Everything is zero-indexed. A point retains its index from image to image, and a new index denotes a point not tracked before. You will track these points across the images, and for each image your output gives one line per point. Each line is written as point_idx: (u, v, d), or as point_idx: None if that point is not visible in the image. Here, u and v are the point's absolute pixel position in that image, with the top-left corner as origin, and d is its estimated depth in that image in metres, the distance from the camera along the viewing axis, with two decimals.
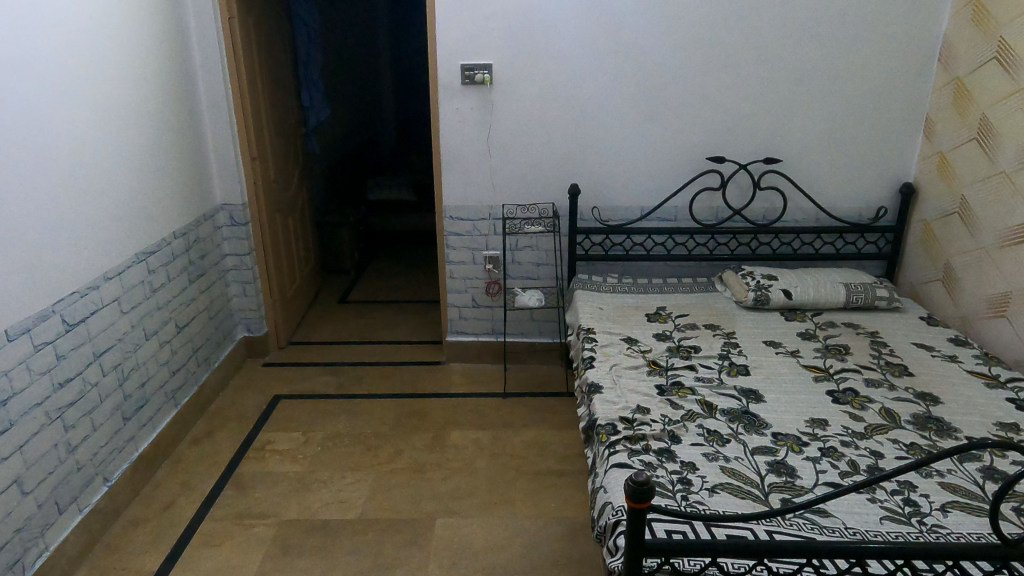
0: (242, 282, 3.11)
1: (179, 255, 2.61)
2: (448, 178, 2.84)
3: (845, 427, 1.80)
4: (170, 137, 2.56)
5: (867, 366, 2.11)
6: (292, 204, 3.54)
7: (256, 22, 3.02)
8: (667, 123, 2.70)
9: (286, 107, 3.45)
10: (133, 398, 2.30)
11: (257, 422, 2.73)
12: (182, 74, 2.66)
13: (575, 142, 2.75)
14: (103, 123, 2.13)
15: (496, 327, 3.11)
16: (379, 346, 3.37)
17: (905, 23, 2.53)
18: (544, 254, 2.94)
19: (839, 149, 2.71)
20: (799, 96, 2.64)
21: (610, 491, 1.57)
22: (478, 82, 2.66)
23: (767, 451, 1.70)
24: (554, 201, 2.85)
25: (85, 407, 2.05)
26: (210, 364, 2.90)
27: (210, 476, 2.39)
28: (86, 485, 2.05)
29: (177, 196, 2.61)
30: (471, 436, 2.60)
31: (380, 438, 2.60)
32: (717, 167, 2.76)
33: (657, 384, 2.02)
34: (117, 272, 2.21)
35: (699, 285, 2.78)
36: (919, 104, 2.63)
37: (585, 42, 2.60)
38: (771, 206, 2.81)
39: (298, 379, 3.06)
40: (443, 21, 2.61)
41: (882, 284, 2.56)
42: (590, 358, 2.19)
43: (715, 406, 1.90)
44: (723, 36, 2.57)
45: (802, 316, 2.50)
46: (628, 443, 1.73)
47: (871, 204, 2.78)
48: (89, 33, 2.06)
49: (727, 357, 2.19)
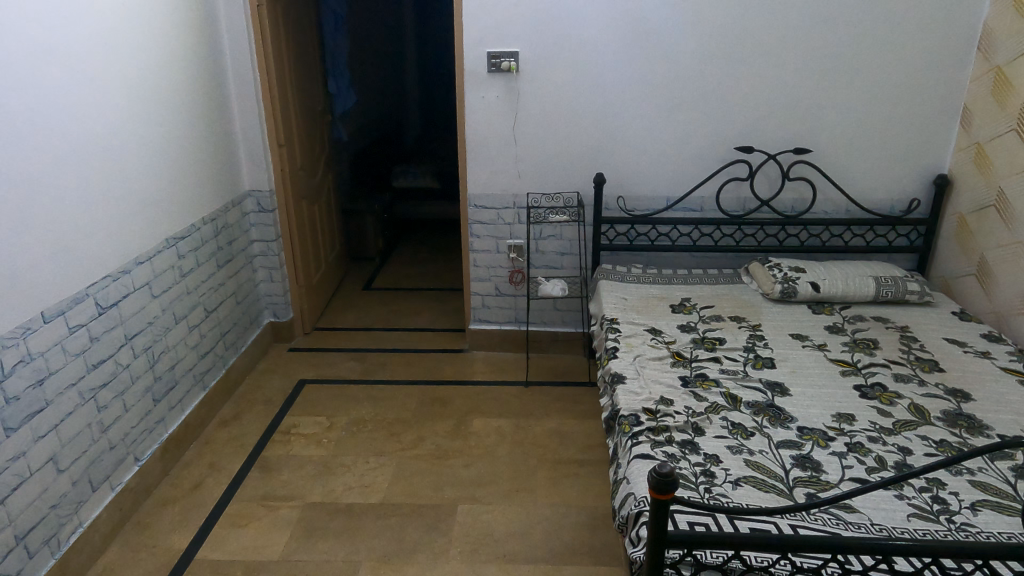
0: (269, 267, 3.15)
1: (208, 241, 2.64)
2: (474, 167, 2.84)
3: (872, 422, 1.77)
4: (199, 123, 2.59)
5: (896, 361, 2.08)
6: (318, 192, 3.57)
7: (284, 9, 3.03)
8: (694, 112, 2.67)
9: (313, 94, 3.47)
10: (163, 380, 2.35)
11: (284, 406, 2.77)
12: (212, 61, 2.69)
13: (601, 131, 2.73)
14: (135, 110, 2.17)
15: (518, 316, 3.11)
16: (403, 333, 3.40)
17: (943, 10, 2.46)
18: (568, 243, 2.93)
19: (872, 139, 2.66)
20: (832, 85, 2.59)
21: (632, 482, 1.57)
22: (505, 70, 2.64)
23: (793, 444, 1.68)
24: (579, 190, 2.83)
25: (117, 388, 2.10)
26: (238, 347, 2.95)
27: (237, 458, 2.43)
28: (118, 464, 2.10)
29: (206, 182, 2.64)
30: (493, 424, 2.62)
31: (403, 424, 2.63)
32: (745, 157, 2.72)
33: (681, 376, 2.01)
34: (148, 256, 2.25)
35: (724, 276, 2.75)
36: (956, 93, 2.56)
37: (613, 30, 2.57)
38: (800, 197, 2.76)
39: (323, 364, 3.10)
40: (470, 9, 2.60)
41: (913, 277, 2.51)
42: (613, 349, 2.19)
43: (739, 398, 1.89)
44: (754, 23, 2.53)
45: (830, 309, 2.46)
46: (651, 434, 1.73)
47: (904, 196, 2.72)
48: (122, 20, 2.09)
49: (752, 350, 2.16)
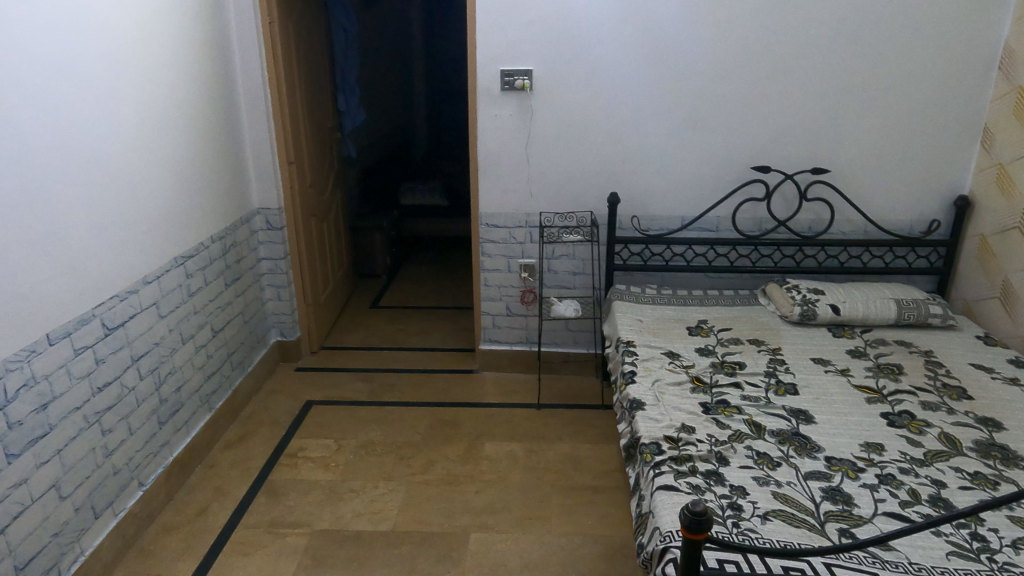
0: (276, 285, 3.11)
1: (215, 259, 2.60)
2: (485, 186, 2.81)
3: (902, 452, 1.71)
4: (208, 140, 2.56)
5: (923, 387, 2.02)
6: (327, 209, 3.54)
7: (294, 25, 3.01)
8: (710, 131, 2.63)
9: (322, 110, 3.44)
10: (169, 402, 2.30)
11: (291, 428, 2.72)
12: (222, 78, 2.67)
13: (616, 150, 2.69)
14: (144, 127, 2.14)
15: (529, 336, 3.06)
16: (411, 353, 3.34)
17: (964, 27, 2.43)
18: (582, 263, 2.88)
19: (891, 159, 2.61)
20: (849, 105, 2.56)
21: (657, 515, 1.51)
22: (518, 88, 2.62)
23: (821, 476, 1.62)
24: (593, 209, 2.79)
25: (121, 411, 2.04)
26: (244, 368, 2.90)
27: (243, 483, 2.37)
28: (122, 489, 2.05)
29: (215, 200, 2.60)
30: (505, 448, 2.56)
31: (413, 448, 2.57)
32: (762, 176, 2.68)
33: (702, 403, 1.95)
34: (156, 276, 2.21)
35: (741, 297, 2.69)
36: (977, 113, 2.53)
37: (628, 47, 2.55)
38: (818, 217, 2.71)
39: (331, 385, 3.04)
40: (484, 27, 2.58)
41: (935, 300, 2.46)
42: (631, 373, 2.13)
43: (764, 426, 1.83)
44: (772, 40, 2.50)
45: (851, 333, 2.40)
46: (673, 464, 1.67)
47: (924, 216, 2.67)
48: (132, 34, 2.07)
49: (773, 375, 2.11)
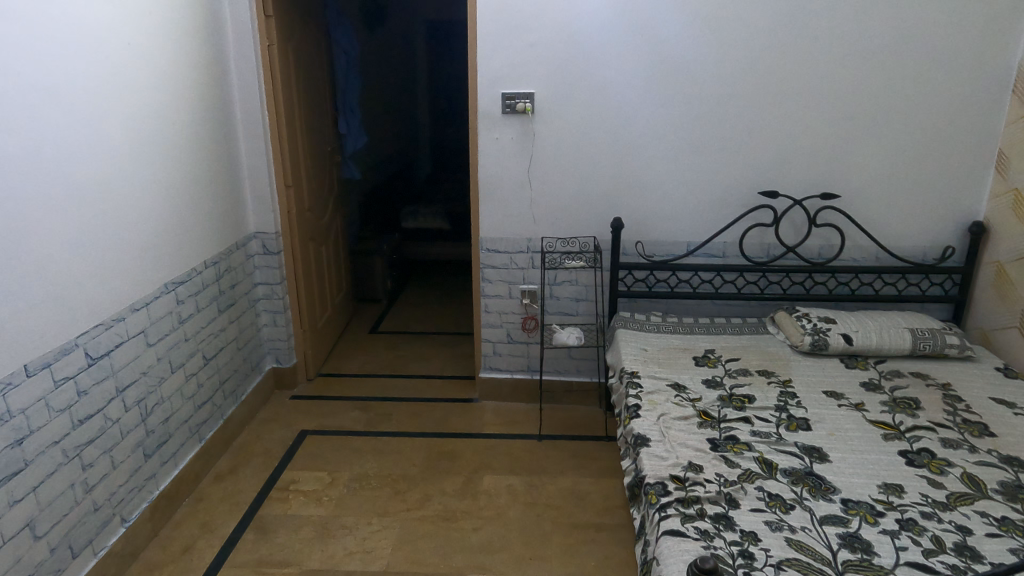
0: (272, 311, 3.04)
1: (209, 285, 2.54)
2: (486, 210, 2.75)
3: (923, 494, 1.61)
4: (204, 164, 2.51)
5: (942, 424, 1.92)
6: (325, 234, 3.48)
7: (294, 49, 2.99)
8: (715, 155, 2.57)
9: (322, 132, 3.40)
10: (156, 433, 2.22)
11: (283, 460, 2.63)
12: (220, 101, 2.62)
13: (619, 174, 2.63)
14: (135, 151, 2.09)
15: (531, 364, 2.97)
16: (410, 381, 3.26)
17: (976, 50, 2.37)
18: (585, 289, 2.81)
19: (902, 185, 2.54)
20: (859, 129, 2.49)
21: (663, 564, 1.42)
22: (520, 111, 2.56)
23: (839, 520, 1.52)
24: (596, 234, 2.72)
25: (104, 444, 1.96)
26: (237, 396, 2.82)
27: (231, 518, 2.28)
28: (103, 526, 1.96)
29: (209, 225, 2.55)
30: (504, 482, 2.46)
31: (409, 482, 2.48)
32: (770, 202, 2.61)
33: (710, 439, 1.85)
34: (145, 303, 2.14)
35: (749, 326, 2.60)
36: (990, 137, 2.46)
37: (632, 70, 2.50)
38: (828, 243, 2.63)
39: (327, 414, 2.96)
40: (485, 49, 2.54)
41: (951, 329, 2.36)
42: (635, 406, 2.04)
43: (775, 465, 1.73)
44: (779, 62, 2.45)
45: (864, 364, 2.31)
46: (680, 507, 1.57)
47: (938, 243, 2.59)
48: (125, 58, 2.03)
49: (784, 409, 2.01)
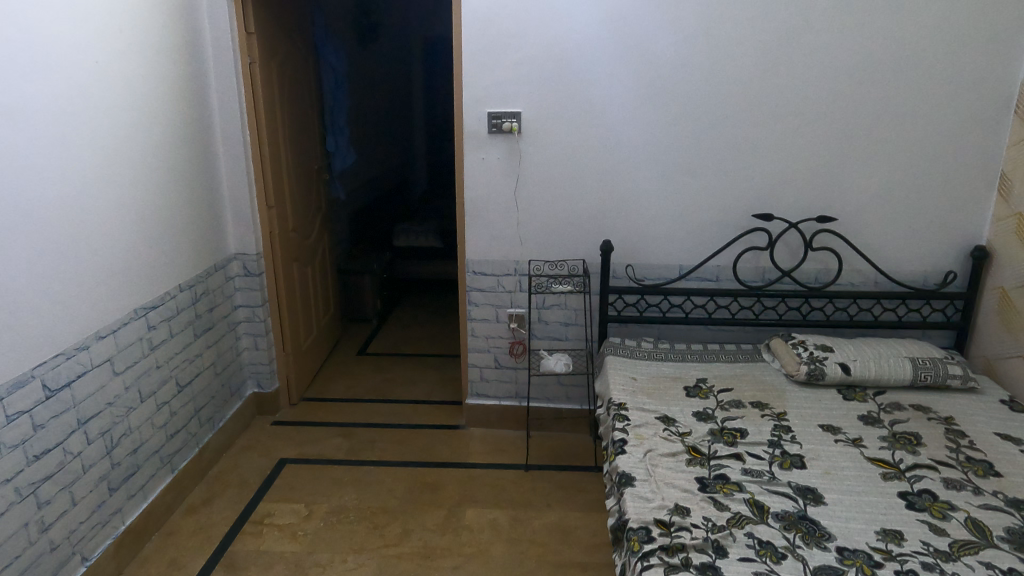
0: (253, 334, 2.95)
1: (184, 309, 2.46)
2: (472, 232, 2.67)
3: (924, 542, 1.51)
4: (180, 184, 2.44)
5: (944, 462, 1.82)
6: (311, 254, 3.40)
7: (278, 66, 2.92)
8: (708, 177, 2.49)
9: (309, 151, 3.34)
10: (122, 465, 2.13)
11: (259, 491, 2.53)
12: (199, 120, 2.55)
13: (609, 195, 2.55)
14: (104, 173, 2.01)
15: (519, 390, 2.88)
16: (396, 406, 3.16)
17: (976, 70, 2.30)
18: (573, 314, 2.72)
19: (901, 208, 2.46)
20: (856, 150, 2.41)
21: None
22: (506, 131, 2.49)
23: (833, 572, 1.42)
24: (585, 257, 2.64)
25: (63, 480, 1.87)
26: (215, 423, 2.73)
27: (200, 554, 2.18)
28: (60, 567, 1.87)
29: (186, 247, 2.47)
30: (488, 516, 2.36)
31: (388, 515, 2.38)
32: (764, 225, 2.52)
33: (698, 479, 1.75)
34: (112, 330, 2.05)
35: (743, 353, 2.51)
36: (992, 159, 2.38)
37: (621, 89, 2.43)
38: (824, 267, 2.55)
39: (308, 442, 2.86)
40: (470, 68, 2.47)
41: (953, 359, 2.27)
42: (621, 441, 1.94)
43: (767, 508, 1.63)
44: (773, 82, 2.37)
45: (862, 395, 2.21)
46: (664, 556, 1.48)
47: (939, 268, 2.50)
48: (95, 78, 1.96)
49: (778, 445, 1.91)
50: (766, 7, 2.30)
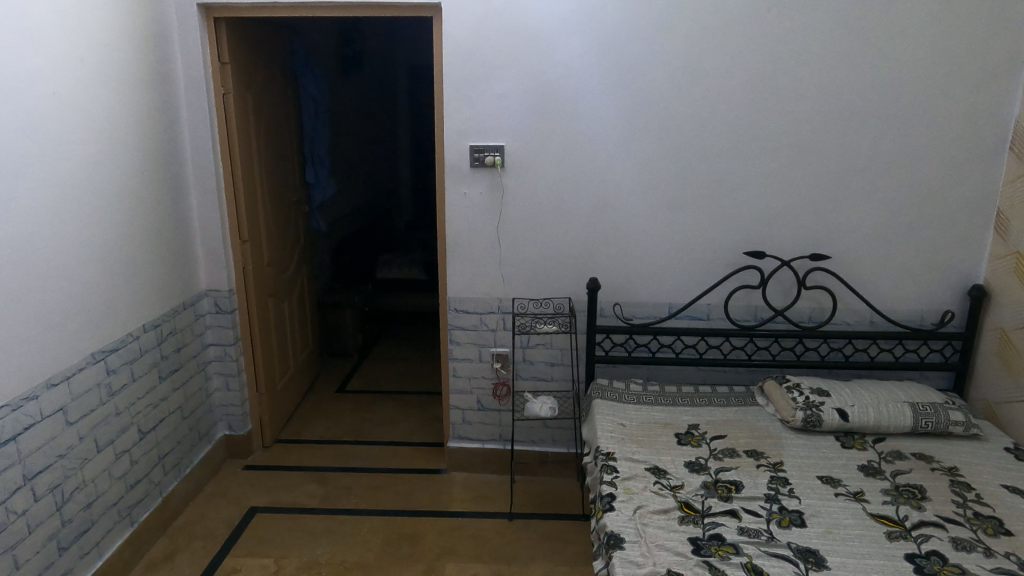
0: (224, 374, 2.82)
1: (148, 350, 2.32)
2: (454, 269, 2.57)
3: None
4: (146, 219, 2.32)
5: (952, 519, 1.71)
6: (288, 289, 3.29)
7: (254, 95, 2.84)
8: (697, 212, 2.41)
9: (287, 182, 3.24)
10: (74, 521, 1.98)
11: (226, 544, 2.37)
12: (168, 151, 2.45)
13: (595, 231, 2.46)
14: (60, 208, 1.89)
15: (503, 433, 2.75)
16: (374, 448, 3.02)
17: (970, 106, 2.24)
18: (559, 353, 2.61)
19: (896, 245, 2.38)
20: (849, 186, 2.35)
21: None
22: (488, 164, 2.40)
23: None
24: (571, 295, 2.54)
25: (3, 543, 1.73)
26: (181, 470, 2.58)
27: None
28: None
29: (151, 284, 2.34)
30: (469, 571, 2.23)
31: (363, 571, 2.23)
32: (756, 262, 2.44)
33: (692, 540, 1.64)
34: (65, 377, 1.92)
35: (736, 396, 2.40)
36: (987, 196, 2.32)
37: (606, 122, 2.35)
38: (818, 306, 2.46)
39: (281, 488, 2.72)
40: (452, 100, 2.39)
41: (954, 404, 2.17)
42: (609, 496, 1.82)
43: (765, 573, 1.52)
44: (763, 116, 2.31)
45: (861, 443, 2.11)
46: None
47: (936, 307, 2.43)
48: (51, 108, 1.85)
49: (775, 500, 1.80)
50: (755, 39, 2.24)
